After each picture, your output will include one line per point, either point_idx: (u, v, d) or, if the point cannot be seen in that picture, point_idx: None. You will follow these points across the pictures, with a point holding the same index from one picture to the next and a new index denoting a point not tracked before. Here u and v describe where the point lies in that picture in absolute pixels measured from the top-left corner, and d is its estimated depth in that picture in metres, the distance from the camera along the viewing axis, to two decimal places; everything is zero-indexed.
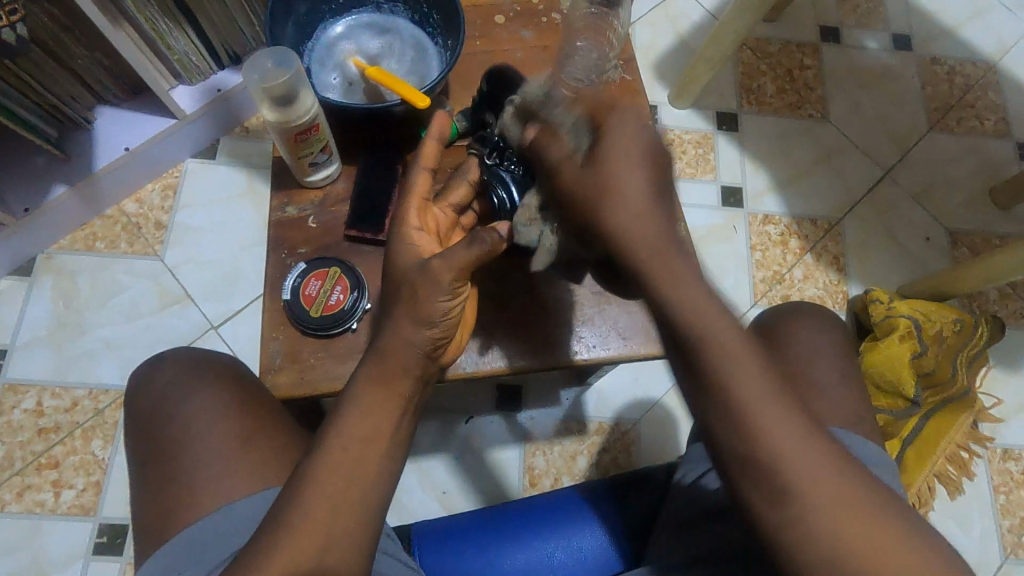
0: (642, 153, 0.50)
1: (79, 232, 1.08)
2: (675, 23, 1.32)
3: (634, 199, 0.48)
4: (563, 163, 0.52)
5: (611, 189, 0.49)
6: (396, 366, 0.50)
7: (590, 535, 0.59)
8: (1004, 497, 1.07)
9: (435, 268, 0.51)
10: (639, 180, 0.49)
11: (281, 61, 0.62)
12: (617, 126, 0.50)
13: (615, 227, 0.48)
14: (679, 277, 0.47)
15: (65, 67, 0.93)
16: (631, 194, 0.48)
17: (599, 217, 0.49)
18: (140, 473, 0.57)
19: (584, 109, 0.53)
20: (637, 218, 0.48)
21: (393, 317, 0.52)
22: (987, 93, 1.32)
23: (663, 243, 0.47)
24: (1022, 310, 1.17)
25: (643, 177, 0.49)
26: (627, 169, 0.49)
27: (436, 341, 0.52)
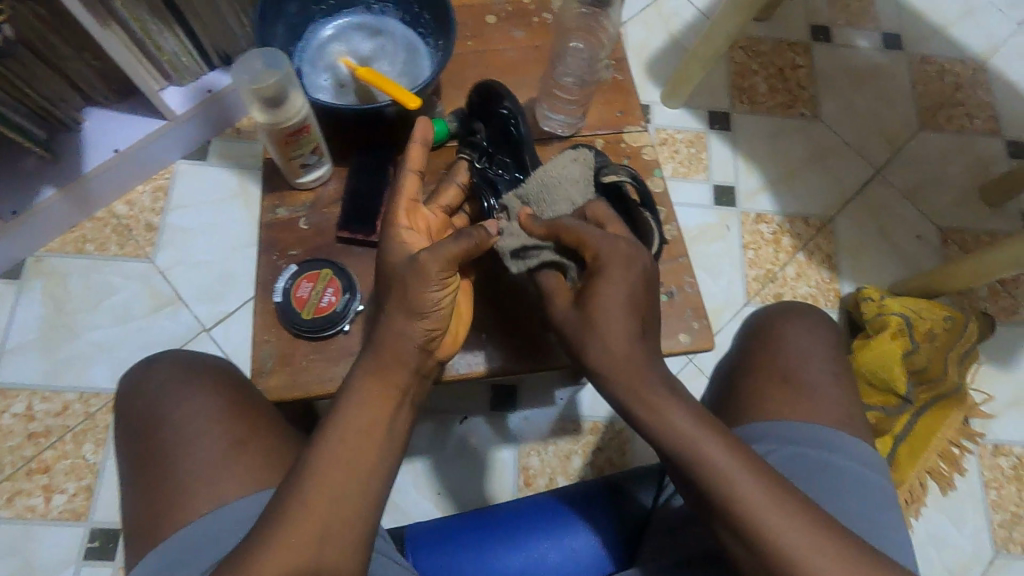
0: (626, 292, 0.54)
1: (69, 234, 1.07)
2: (667, 23, 1.32)
3: (610, 339, 0.54)
4: (556, 292, 0.60)
5: (594, 328, 0.54)
6: (390, 360, 0.51)
7: (584, 534, 0.59)
8: (995, 492, 1.08)
9: (421, 261, 0.51)
10: (620, 320, 0.54)
11: (272, 62, 0.62)
12: (608, 269, 0.55)
13: (595, 361, 0.54)
14: (656, 404, 0.52)
15: (53, 68, 0.93)
16: (610, 334, 0.54)
17: (579, 349, 0.56)
18: (131, 476, 0.56)
19: (568, 237, 0.58)
20: (614, 355, 0.54)
21: (387, 313, 0.52)
22: (977, 91, 1.33)
23: (636, 368, 0.53)
24: (1011, 307, 1.19)
25: (624, 316, 0.54)
26: (608, 313, 0.54)
27: (432, 330, 0.53)
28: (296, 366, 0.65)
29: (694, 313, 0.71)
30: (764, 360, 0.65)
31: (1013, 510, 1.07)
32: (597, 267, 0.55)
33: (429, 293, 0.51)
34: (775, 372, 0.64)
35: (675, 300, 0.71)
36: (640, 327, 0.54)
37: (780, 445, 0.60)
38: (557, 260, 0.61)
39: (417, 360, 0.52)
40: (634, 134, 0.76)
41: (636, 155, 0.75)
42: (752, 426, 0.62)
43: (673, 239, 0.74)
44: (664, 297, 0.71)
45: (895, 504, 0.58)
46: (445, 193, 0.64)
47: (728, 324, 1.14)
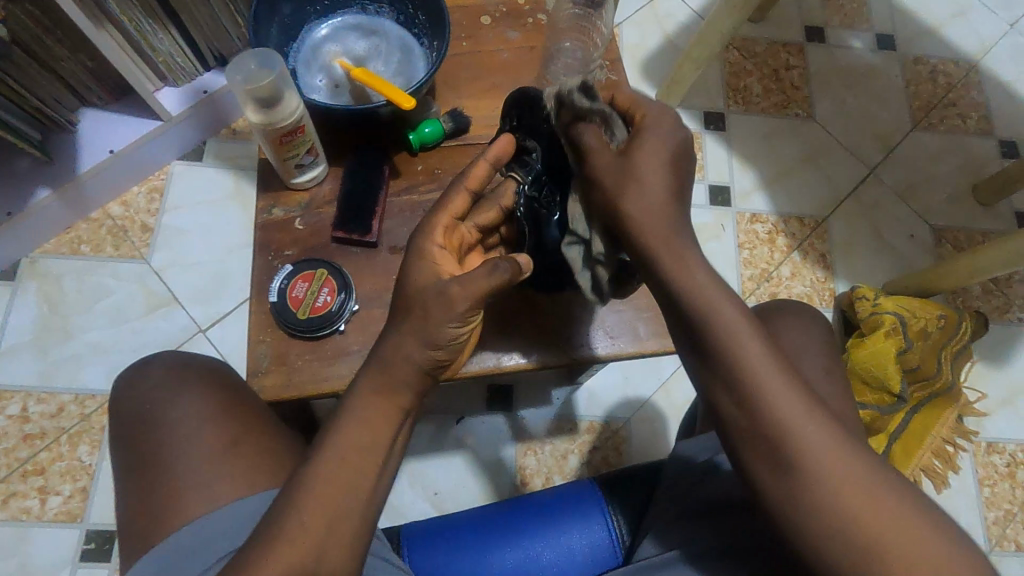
0: (669, 148, 0.54)
1: (63, 235, 1.07)
2: (662, 23, 1.32)
3: (653, 186, 0.52)
4: (597, 146, 0.55)
5: (637, 171, 0.52)
6: (397, 384, 0.50)
7: (579, 532, 0.59)
8: (989, 490, 1.09)
9: (449, 291, 0.51)
10: (661, 167, 0.53)
11: (265, 62, 0.61)
12: (654, 126, 0.54)
13: (632, 212, 0.52)
14: (685, 258, 0.51)
15: (47, 69, 0.93)
16: (652, 181, 0.52)
17: (612, 197, 0.53)
18: (125, 478, 0.56)
19: (622, 102, 0.58)
20: (652, 202, 0.52)
21: (400, 329, 0.52)
22: (969, 92, 1.34)
23: (672, 221, 0.52)
24: (1004, 306, 1.19)
25: (666, 169, 0.53)
26: (650, 164, 0.53)
27: (441, 359, 0.52)
28: (291, 366, 0.65)
29: None
30: None
31: (1007, 508, 1.08)
32: (642, 124, 0.55)
33: (449, 322, 0.51)
34: None
35: None
36: (678, 184, 0.53)
37: None
38: (606, 113, 0.57)
39: (422, 380, 0.52)
40: None
41: None
42: None
43: None
44: None
45: None
46: (485, 214, 0.62)
47: None
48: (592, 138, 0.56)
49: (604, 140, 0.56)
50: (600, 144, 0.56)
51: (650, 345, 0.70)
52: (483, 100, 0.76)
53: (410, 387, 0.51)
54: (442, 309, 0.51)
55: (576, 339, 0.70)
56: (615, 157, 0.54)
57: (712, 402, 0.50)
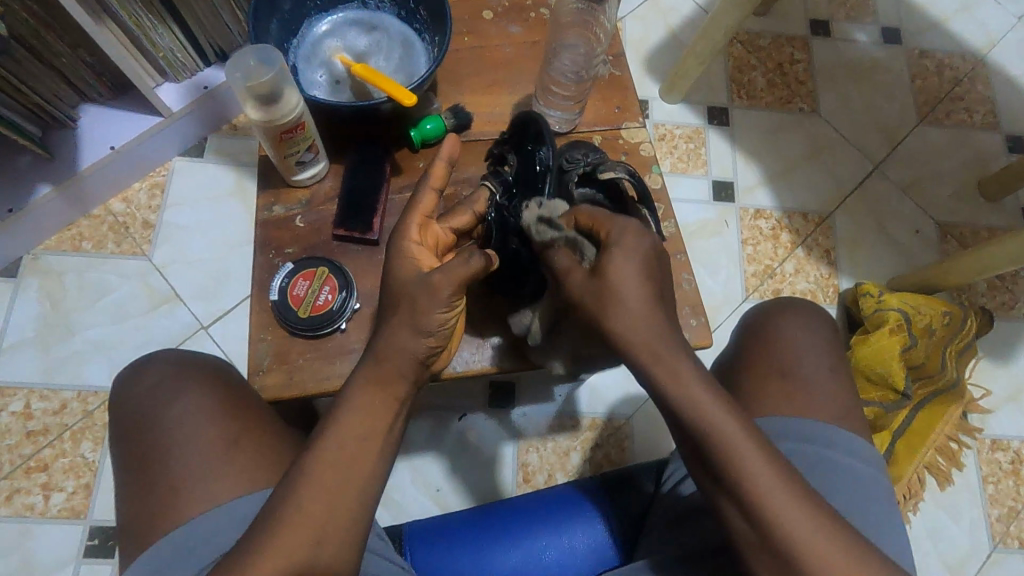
0: (640, 262, 0.52)
1: (65, 232, 1.07)
2: (666, 17, 1.31)
3: (635, 314, 0.51)
4: (568, 267, 0.55)
5: (614, 299, 0.51)
6: (392, 378, 0.50)
7: (581, 531, 0.59)
8: (993, 487, 1.08)
9: (434, 280, 0.51)
10: (637, 292, 0.51)
11: (265, 59, 0.60)
12: (621, 241, 0.52)
13: (615, 332, 0.51)
14: (680, 376, 0.50)
15: (48, 65, 0.92)
16: (630, 304, 0.51)
17: (595, 318, 0.52)
18: (126, 477, 0.56)
19: (585, 218, 0.55)
20: (636, 330, 0.50)
21: (394, 322, 0.51)
22: (976, 85, 1.33)
23: (655, 348, 0.50)
24: (1009, 302, 1.19)
25: (643, 288, 0.51)
26: (625, 281, 0.51)
27: (433, 345, 0.52)
28: (293, 364, 0.64)
29: (692, 310, 0.71)
30: (762, 357, 0.65)
31: (1010, 505, 1.07)
32: (609, 243, 0.53)
33: (435, 311, 0.51)
34: (772, 368, 0.64)
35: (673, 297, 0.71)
36: (657, 294, 0.52)
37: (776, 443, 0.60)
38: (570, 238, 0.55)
39: (416, 372, 0.51)
40: (632, 130, 0.75)
41: (635, 151, 0.74)
42: None
43: (671, 236, 0.74)
44: None
45: (892, 500, 0.58)
46: (459, 216, 0.63)
47: (727, 320, 1.14)
48: (566, 267, 0.55)
49: (573, 263, 0.55)
50: (573, 267, 0.55)
51: None
52: (484, 96, 0.75)
53: (407, 373, 0.51)
54: (433, 299, 0.51)
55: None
56: (589, 278, 0.53)
57: (715, 401, 0.50)
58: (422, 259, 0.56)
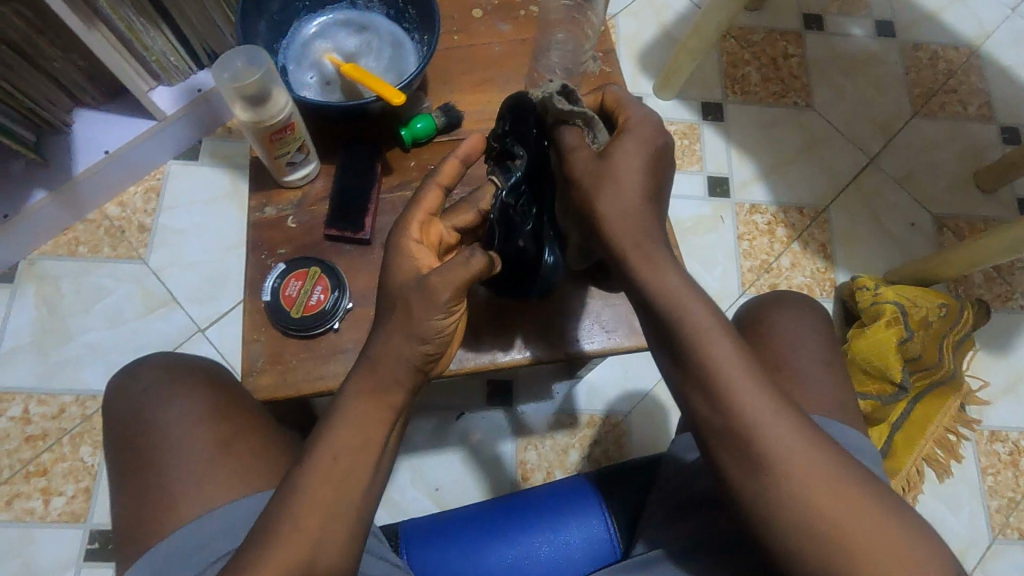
0: (649, 151, 0.54)
1: (61, 237, 1.07)
2: (659, 13, 1.31)
3: (628, 191, 0.52)
4: (575, 146, 0.55)
5: (613, 176, 0.52)
6: (388, 384, 0.50)
7: (576, 528, 0.59)
8: (992, 478, 1.08)
9: (431, 285, 0.51)
10: (638, 172, 0.53)
11: (253, 59, 0.61)
12: (635, 130, 0.54)
13: (603, 209, 0.52)
14: (661, 262, 0.51)
15: (40, 70, 0.92)
16: (629, 184, 0.52)
17: (588, 197, 0.53)
18: (120, 480, 0.56)
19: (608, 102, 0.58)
20: (623, 205, 0.52)
21: (389, 326, 0.51)
22: (970, 77, 1.33)
23: (647, 226, 0.52)
24: (1006, 293, 1.19)
25: (643, 175, 0.53)
26: (628, 165, 0.53)
27: (427, 351, 0.52)
28: (287, 365, 0.65)
29: None
30: (756, 351, 0.65)
31: (1010, 496, 1.07)
32: (623, 127, 0.55)
33: (432, 315, 0.51)
34: (766, 362, 0.64)
35: None
36: (655, 188, 0.53)
37: None
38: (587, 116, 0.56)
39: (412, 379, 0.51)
40: None
41: None
42: None
43: None
44: None
45: None
46: (462, 214, 0.62)
47: (723, 315, 1.14)
48: (573, 142, 0.55)
49: (583, 142, 0.56)
50: (580, 146, 0.55)
51: None
52: (475, 94, 0.75)
53: (401, 379, 0.51)
54: (428, 304, 0.51)
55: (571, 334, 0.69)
56: (593, 158, 0.54)
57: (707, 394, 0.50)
58: (426, 260, 0.55)
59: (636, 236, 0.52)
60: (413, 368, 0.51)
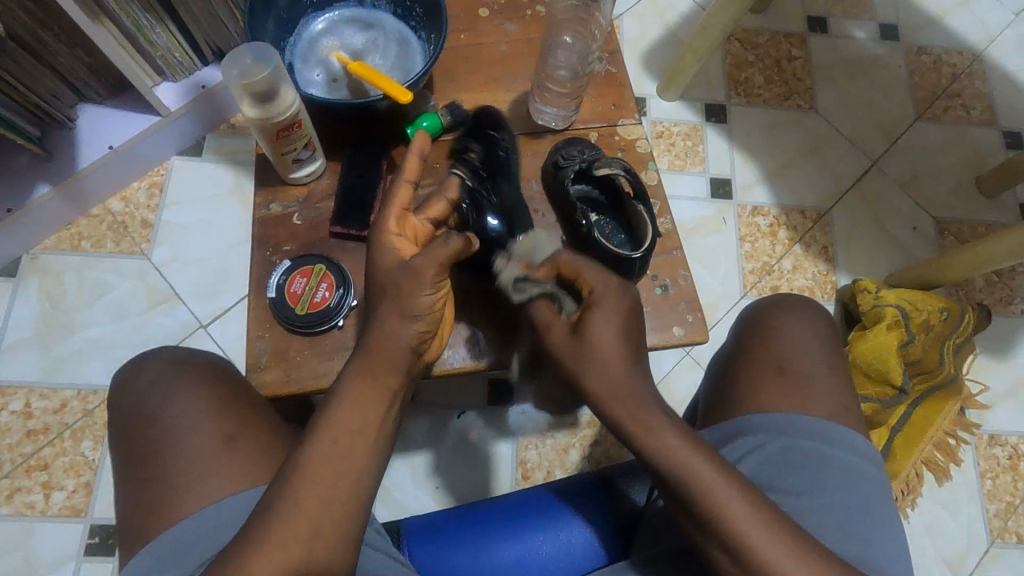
0: (622, 318, 0.55)
1: (64, 232, 1.07)
2: (664, 14, 1.31)
3: (611, 364, 0.53)
4: (549, 320, 0.58)
5: (594, 354, 0.54)
6: (385, 366, 0.50)
7: (578, 527, 0.60)
8: (991, 482, 1.08)
9: (416, 265, 0.52)
10: (619, 343, 0.54)
11: (261, 56, 0.61)
12: (602, 299, 0.56)
13: (593, 385, 0.53)
14: (655, 427, 0.50)
15: (45, 64, 0.92)
16: (610, 355, 0.53)
17: (577, 376, 0.55)
18: (124, 475, 0.56)
19: (566, 270, 0.60)
20: (613, 382, 0.53)
21: (382, 311, 0.52)
22: (974, 81, 1.33)
23: (633, 395, 0.52)
24: (1008, 297, 1.19)
25: (620, 343, 0.54)
26: (605, 340, 0.54)
27: (420, 332, 0.52)
28: (291, 361, 0.65)
29: (689, 306, 0.71)
30: (758, 352, 0.65)
31: (1008, 500, 1.08)
32: (591, 300, 0.57)
33: (422, 293, 0.52)
34: (769, 364, 0.64)
35: (670, 292, 0.71)
36: (635, 353, 0.55)
37: (771, 437, 0.60)
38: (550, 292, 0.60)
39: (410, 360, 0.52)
40: (628, 127, 0.76)
41: (631, 148, 0.75)
42: (740, 420, 0.62)
43: (667, 231, 0.74)
44: (658, 290, 0.71)
45: (888, 494, 0.59)
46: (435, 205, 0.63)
47: (725, 317, 1.14)
48: (546, 320, 0.58)
49: (554, 316, 0.59)
50: (554, 321, 0.58)
51: (650, 338, 0.69)
52: (481, 94, 0.76)
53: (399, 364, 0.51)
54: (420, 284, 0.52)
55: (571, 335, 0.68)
56: (572, 339, 0.55)
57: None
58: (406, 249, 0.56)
59: (627, 411, 0.52)
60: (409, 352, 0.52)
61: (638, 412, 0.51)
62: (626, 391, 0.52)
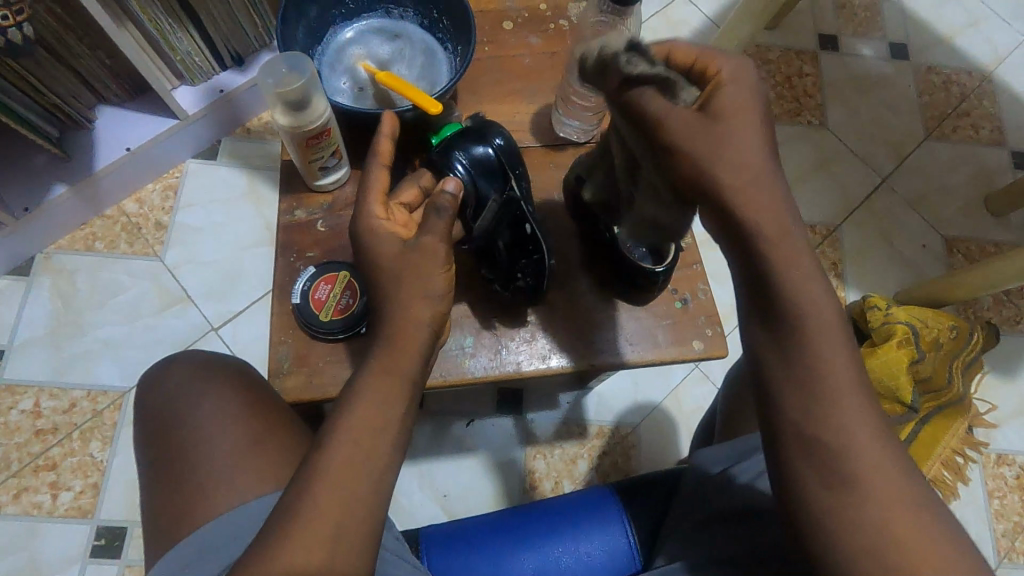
0: (757, 108, 0.46)
1: (79, 232, 1.07)
2: (676, 30, 1.33)
3: (745, 154, 0.44)
4: (668, 108, 0.46)
5: (724, 140, 0.44)
6: (398, 358, 0.49)
7: (598, 540, 0.59)
8: (998, 501, 1.08)
9: (425, 244, 0.53)
10: (758, 145, 0.45)
11: (295, 66, 0.62)
12: (735, 83, 0.47)
13: (725, 179, 0.44)
14: None
15: (66, 65, 0.93)
16: (742, 148, 0.44)
17: (700, 167, 0.45)
18: (148, 477, 0.56)
19: (682, 56, 0.50)
20: (748, 169, 0.44)
21: (400, 299, 0.51)
22: (982, 102, 1.34)
23: None
24: (1015, 317, 1.19)
25: (759, 134, 0.45)
26: (739, 125, 0.45)
27: (439, 308, 0.52)
28: (312, 367, 0.65)
29: (708, 320, 0.71)
30: None
31: (1016, 520, 1.07)
32: (719, 81, 0.47)
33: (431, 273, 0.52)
34: None
35: (689, 306, 0.71)
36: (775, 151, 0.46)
37: None
38: (666, 77, 0.47)
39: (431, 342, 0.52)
40: None
41: None
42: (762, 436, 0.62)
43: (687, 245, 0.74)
44: (678, 303, 0.71)
45: None
46: (406, 193, 0.61)
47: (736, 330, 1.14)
48: (656, 102, 0.47)
49: (672, 105, 0.47)
50: (674, 105, 0.47)
51: (669, 351, 0.70)
52: (503, 105, 0.76)
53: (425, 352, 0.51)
54: (424, 272, 0.52)
55: (583, 296, 0.71)
56: (701, 120, 0.45)
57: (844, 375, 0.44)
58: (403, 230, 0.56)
59: None
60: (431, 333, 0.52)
61: (764, 206, 0.43)
62: None
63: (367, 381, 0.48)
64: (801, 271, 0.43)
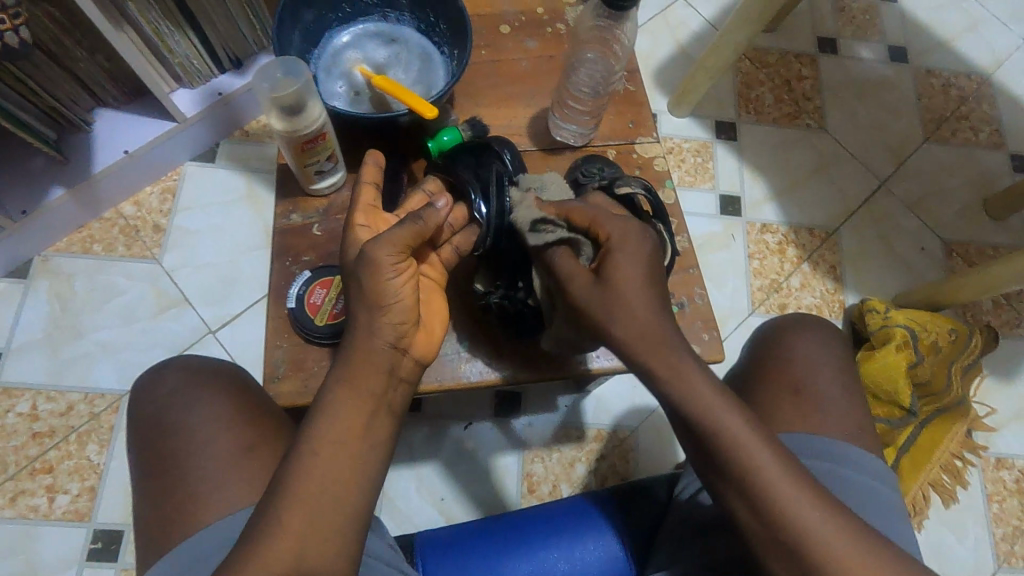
0: (644, 268, 0.53)
1: (76, 235, 1.07)
2: (675, 32, 1.33)
3: (638, 316, 0.52)
4: (572, 270, 0.54)
5: (619, 303, 0.52)
6: (358, 368, 0.50)
7: (593, 545, 0.59)
8: (997, 505, 1.08)
9: (372, 254, 0.52)
10: (648, 307, 0.52)
11: (291, 70, 0.62)
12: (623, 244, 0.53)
13: (620, 338, 0.52)
14: None
15: (64, 69, 0.93)
16: (634, 310, 0.52)
17: (599, 325, 0.53)
18: (141, 483, 0.56)
19: (580, 217, 0.56)
20: (635, 327, 0.51)
21: (360, 314, 0.52)
22: (982, 105, 1.34)
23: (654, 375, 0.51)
24: (1014, 320, 1.19)
25: (642, 294, 0.52)
26: (630, 289, 0.52)
27: (397, 320, 0.52)
28: (306, 372, 0.65)
29: (705, 325, 0.71)
30: (776, 372, 0.65)
31: (1015, 524, 1.07)
32: (610, 246, 0.53)
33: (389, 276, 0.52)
34: (785, 385, 0.64)
35: (686, 310, 0.71)
36: (661, 300, 0.53)
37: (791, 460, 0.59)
38: (568, 238, 0.55)
39: (392, 356, 0.52)
40: (646, 145, 0.76)
41: (648, 166, 0.75)
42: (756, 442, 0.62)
43: (683, 250, 0.74)
44: (675, 308, 0.71)
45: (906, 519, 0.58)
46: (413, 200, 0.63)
47: (734, 333, 1.14)
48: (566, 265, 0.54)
49: (576, 265, 0.55)
50: (576, 270, 0.54)
51: None
52: (500, 109, 0.76)
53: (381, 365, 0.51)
54: (381, 278, 0.52)
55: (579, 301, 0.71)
56: (597, 288, 0.53)
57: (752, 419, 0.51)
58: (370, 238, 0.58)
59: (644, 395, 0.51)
60: (390, 345, 0.52)
61: (654, 354, 0.51)
62: (662, 393, 0.52)
63: (331, 393, 0.50)
64: (698, 397, 0.50)
